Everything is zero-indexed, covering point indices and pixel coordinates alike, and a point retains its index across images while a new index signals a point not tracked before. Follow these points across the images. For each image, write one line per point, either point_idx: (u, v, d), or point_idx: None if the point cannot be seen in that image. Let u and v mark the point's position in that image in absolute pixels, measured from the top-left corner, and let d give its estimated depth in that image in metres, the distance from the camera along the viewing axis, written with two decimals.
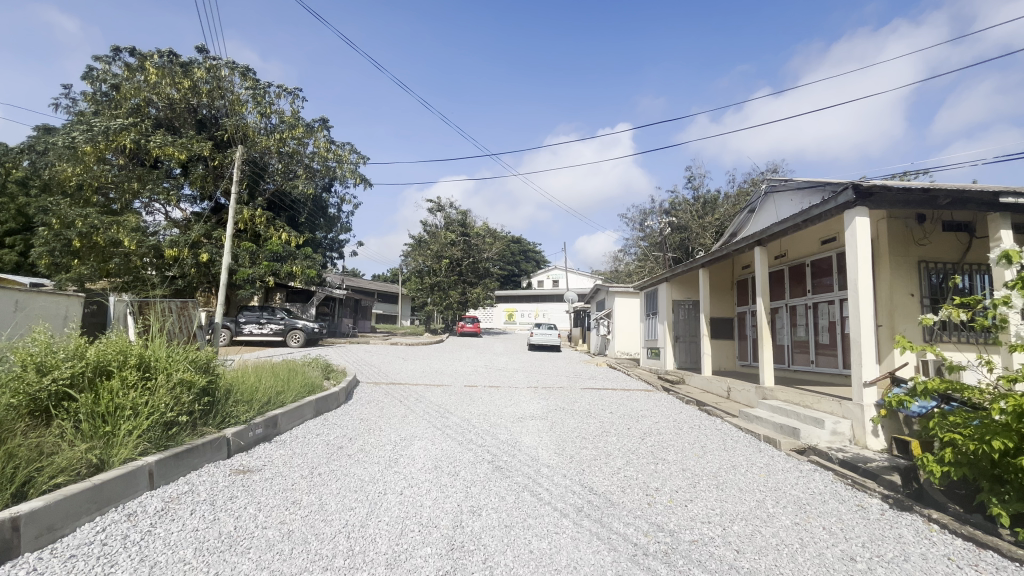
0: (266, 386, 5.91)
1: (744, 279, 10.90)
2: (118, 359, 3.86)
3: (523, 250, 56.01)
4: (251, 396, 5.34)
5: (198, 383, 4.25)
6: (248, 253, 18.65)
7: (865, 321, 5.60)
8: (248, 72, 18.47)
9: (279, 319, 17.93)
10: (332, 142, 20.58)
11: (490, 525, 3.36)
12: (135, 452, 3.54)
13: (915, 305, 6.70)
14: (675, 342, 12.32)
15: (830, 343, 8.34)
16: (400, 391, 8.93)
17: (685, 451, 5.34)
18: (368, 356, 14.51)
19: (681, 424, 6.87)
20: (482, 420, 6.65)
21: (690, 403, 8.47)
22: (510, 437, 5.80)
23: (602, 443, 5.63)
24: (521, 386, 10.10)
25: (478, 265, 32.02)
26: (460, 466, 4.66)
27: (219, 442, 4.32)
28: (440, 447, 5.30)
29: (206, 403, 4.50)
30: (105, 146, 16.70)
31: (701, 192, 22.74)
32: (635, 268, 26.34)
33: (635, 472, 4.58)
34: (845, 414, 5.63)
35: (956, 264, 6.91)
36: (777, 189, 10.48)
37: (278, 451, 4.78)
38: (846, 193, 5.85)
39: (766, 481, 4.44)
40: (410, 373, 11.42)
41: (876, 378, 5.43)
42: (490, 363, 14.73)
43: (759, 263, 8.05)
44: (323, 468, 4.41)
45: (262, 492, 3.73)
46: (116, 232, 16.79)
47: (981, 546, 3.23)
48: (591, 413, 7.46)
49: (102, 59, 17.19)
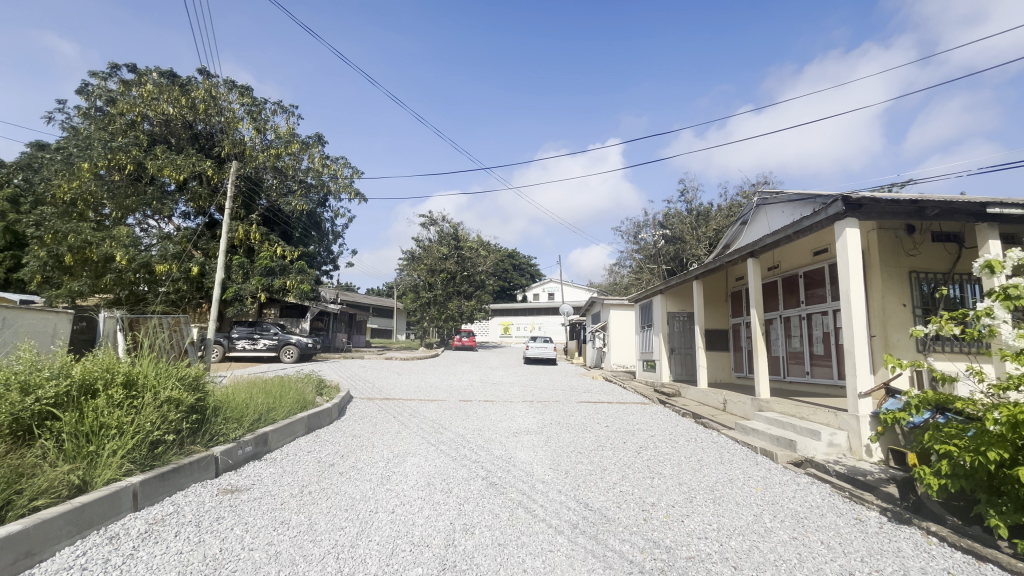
0: (257, 403, 5.80)
1: (737, 290, 10.93)
2: (104, 377, 3.81)
3: (517, 263, 56.25)
4: (241, 412, 5.24)
5: (187, 401, 4.19)
6: (241, 269, 18.67)
7: (858, 332, 5.60)
8: (244, 89, 18.67)
9: (272, 335, 17.76)
10: (327, 158, 20.72)
11: (483, 543, 3.30)
12: (119, 473, 3.45)
13: (907, 315, 6.77)
14: (671, 354, 12.29)
15: (825, 354, 8.35)
16: (394, 406, 8.83)
17: (681, 465, 5.31)
18: (363, 371, 14.39)
19: (678, 437, 6.82)
20: (477, 435, 6.58)
21: (686, 416, 8.43)
22: (505, 452, 5.74)
23: (597, 457, 5.58)
24: (516, 400, 10.01)
25: (472, 278, 32.05)
26: (454, 482, 4.59)
27: (208, 460, 4.25)
28: (433, 463, 5.23)
29: (195, 420, 4.40)
30: (103, 163, 16.81)
31: (695, 204, 22.98)
32: (631, 280, 26.45)
33: (631, 487, 4.53)
34: (840, 426, 5.60)
35: (946, 273, 6.99)
36: (768, 201, 10.63)
37: (269, 469, 4.69)
38: (836, 205, 5.89)
39: (763, 494, 4.39)
40: (404, 388, 11.34)
41: (871, 389, 5.42)
42: (485, 376, 14.62)
43: (752, 274, 8.07)
44: (314, 486, 4.34)
45: (251, 512, 3.65)
46: (111, 247, 16.72)
47: (981, 559, 3.19)
48: (587, 426, 7.40)
49: (99, 76, 17.26)
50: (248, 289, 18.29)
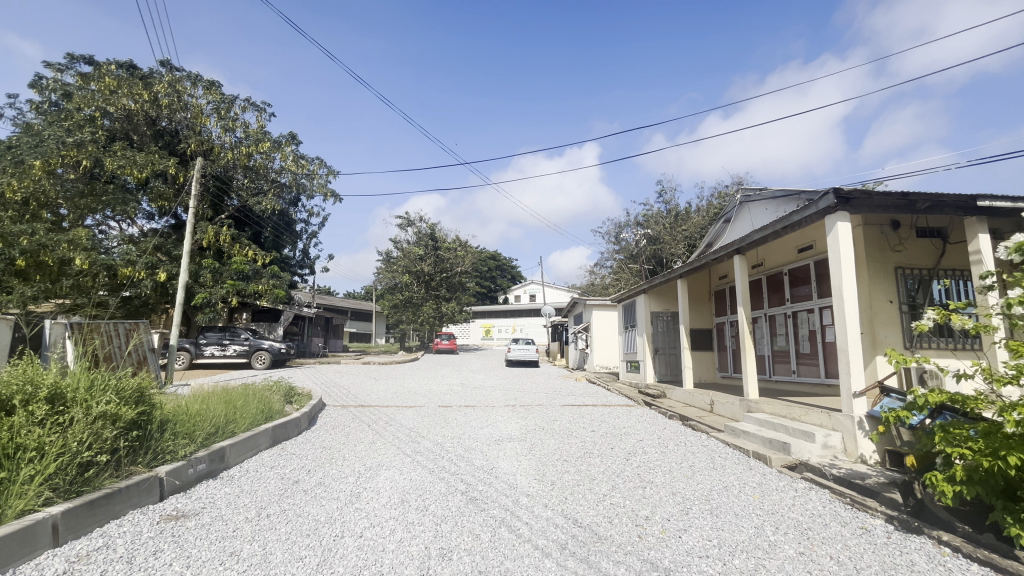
0: (215, 414, 5.30)
1: (721, 289, 10.79)
2: (23, 392, 3.32)
3: (499, 265, 55.88)
4: (194, 425, 4.72)
5: (125, 416, 3.71)
6: (210, 271, 17.78)
7: (852, 329, 5.40)
8: (212, 84, 17.92)
9: (243, 340, 17.03)
10: (301, 156, 20.03)
11: (461, 572, 2.92)
12: (36, 502, 2.98)
13: (894, 312, 6.65)
14: (655, 355, 12.09)
15: (811, 352, 8.22)
16: (369, 414, 8.36)
17: (673, 472, 5.02)
18: (338, 377, 13.81)
19: (666, 441, 6.56)
20: (455, 444, 6.20)
21: (673, 418, 8.18)
22: (486, 462, 5.38)
23: (584, 465, 5.24)
24: (498, 404, 9.64)
25: (451, 279, 31.54)
26: (430, 499, 4.19)
27: (150, 482, 3.76)
28: (408, 477, 4.82)
29: (136, 437, 3.90)
30: (57, 160, 15.81)
31: (673, 204, 23.02)
32: (612, 281, 26.37)
33: (622, 499, 4.21)
34: (834, 426, 5.40)
35: (932, 269, 6.90)
36: (752, 198, 10.57)
37: (223, 489, 4.22)
38: (827, 198, 5.70)
39: (760, 503, 4.12)
40: (381, 394, 10.82)
41: (865, 388, 5.23)
42: (466, 381, 14.19)
43: (738, 272, 7.89)
44: (274, 508, 3.89)
45: (194, 544, 3.19)
46: (67, 251, 15.69)
47: (1002, 572, 2.96)
48: (573, 432, 7.07)
49: (53, 68, 16.29)
50: (218, 294, 17.47)
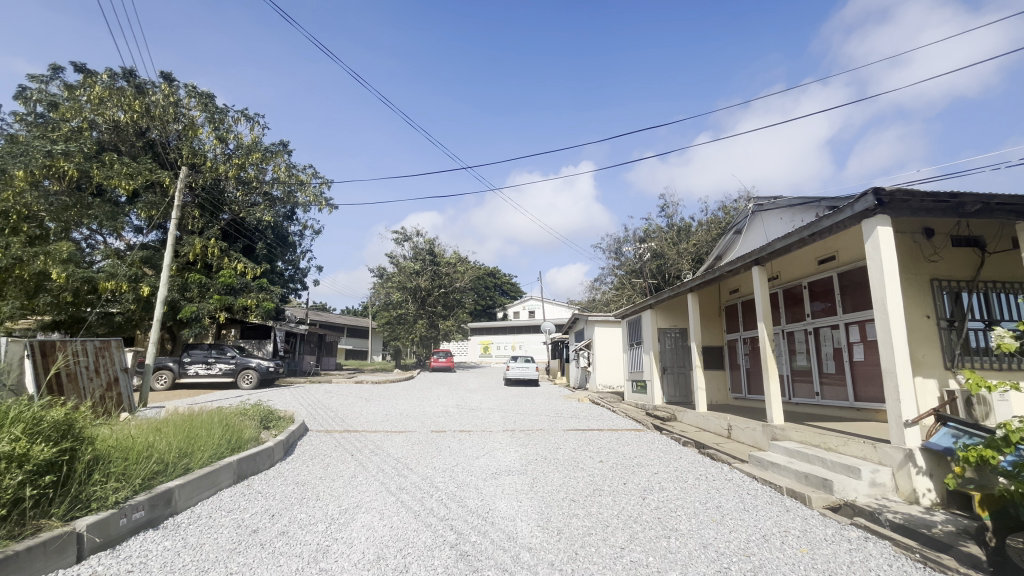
0: (166, 446, 4.59)
1: (733, 304, 10.16)
2: None
3: (497, 282, 55.35)
4: (134, 463, 4.00)
5: (36, 456, 3.02)
6: (198, 285, 17.14)
7: (898, 348, 4.75)
8: (204, 94, 17.52)
9: (230, 358, 16.27)
10: (293, 167, 19.47)
11: None
12: None
13: (932, 328, 5.98)
14: (663, 373, 11.37)
15: (837, 372, 7.55)
16: (355, 441, 7.61)
17: (698, 516, 4.31)
18: (327, 398, 13.03)
19: (685, 473, 5.83)
20: (448, 478, 5.48)
21: (687, 445, 7.44)
22: (482, 502, 4.65)
23: (595, 507, 4.53)
24: (495, 429, 8.89)
25: (449, 295, 30.88)
26: (411, 555, 3.46)
27: (65, 539, 3.06)
28: (390, 523, 4.09)
29: (52, 481, 3.19)
30: (41, 171, 15.28)
31: (675, 218, 22.56)
32: (614, 297, 25.73)
33: (643, 555, 3.49)
34: (881, 460, 4.72)
35: (970, 281, 6.27)
36: (764, 207, 10.02)
37: (163, 543, 3.51)
38: (865, 200, 5.08)
39: (812, 561, 3.40)
40: (370, 417, 10.06)
41: (918, 417, 4.57)
42: (463, 402, 13.44)
43: (758, 284, 7.24)
44: (216, 572, 3.15)
45: None
46: (44, 265, 14.93)
47: None
48: (579, 463, 6.32)
49: (38, 78, 15.86)
50: (205, 309, 16.74)
